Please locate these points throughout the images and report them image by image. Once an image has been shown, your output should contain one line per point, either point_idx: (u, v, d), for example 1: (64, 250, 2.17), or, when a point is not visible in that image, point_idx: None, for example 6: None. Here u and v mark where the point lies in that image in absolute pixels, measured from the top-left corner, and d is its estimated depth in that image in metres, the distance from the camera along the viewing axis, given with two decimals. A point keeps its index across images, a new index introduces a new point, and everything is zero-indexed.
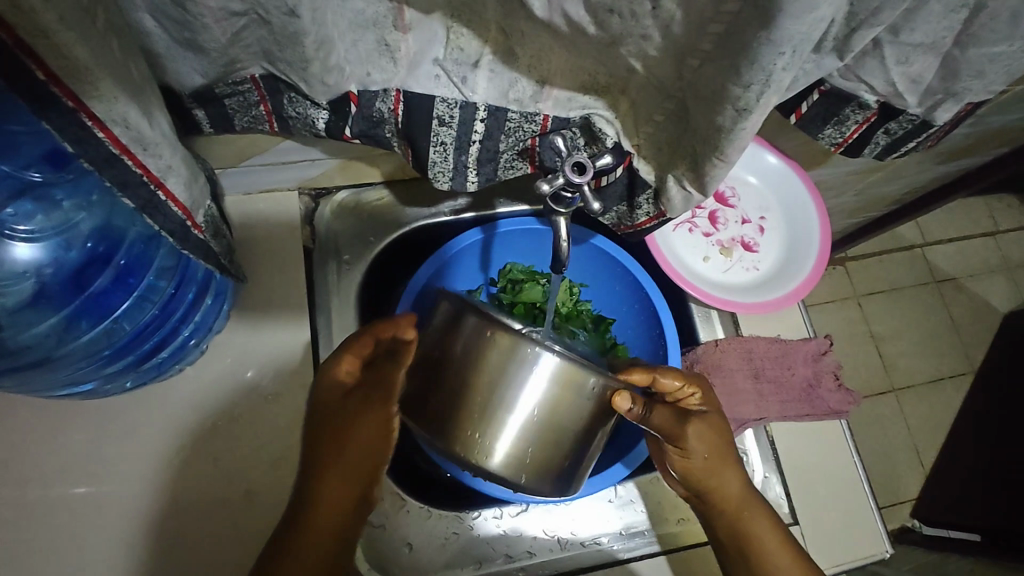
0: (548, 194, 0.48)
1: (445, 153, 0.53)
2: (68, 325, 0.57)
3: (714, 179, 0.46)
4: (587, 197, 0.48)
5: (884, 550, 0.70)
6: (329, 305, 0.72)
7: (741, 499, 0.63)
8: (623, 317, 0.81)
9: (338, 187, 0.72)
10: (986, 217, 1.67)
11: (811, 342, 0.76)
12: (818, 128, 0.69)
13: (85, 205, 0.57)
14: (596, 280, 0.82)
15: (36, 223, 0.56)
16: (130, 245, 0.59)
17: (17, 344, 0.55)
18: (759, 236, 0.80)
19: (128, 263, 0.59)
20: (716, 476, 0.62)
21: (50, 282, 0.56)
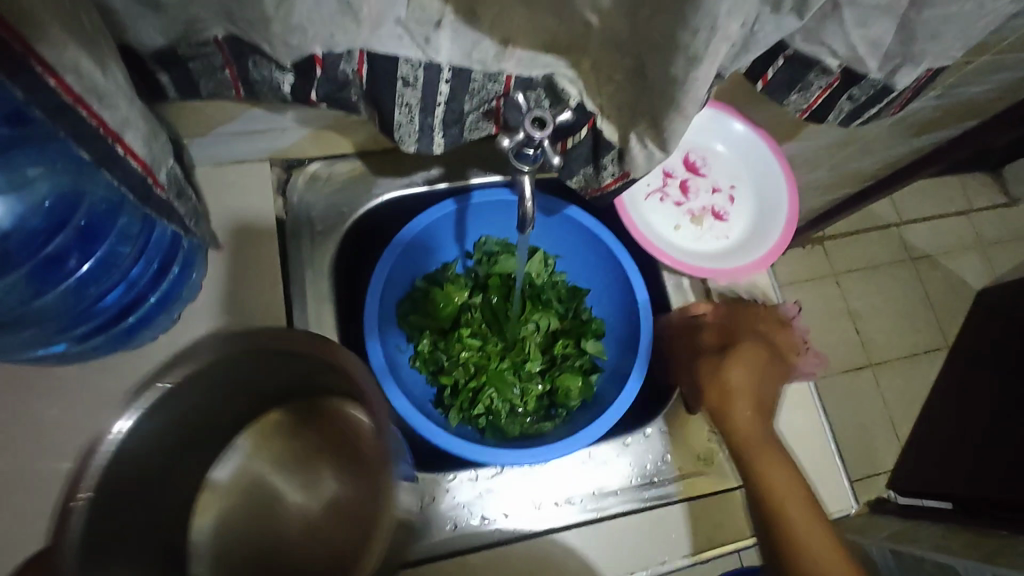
0: (512, 150, 0.50)
1: (411, 114, 0.53)
2: (33, 281, 0.57)
3: (672, 136, 0.47)
4: (549, 152, 0.49)
5: (848, 506, 0.72)
6: (302, 274, 0.71)
7: (755, 432, 0.65)
8: (598, 288, 0.83)
9: (310, 159, 0.73)
10: (961, 198, 1.70)
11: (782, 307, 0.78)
12: (783, 95, 0.71)
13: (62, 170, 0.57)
14: (572, 251, 0.83)
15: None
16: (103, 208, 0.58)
17: None
18: (729, 205, 0.81)
19: (88, 224, 0.58)
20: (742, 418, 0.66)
21: (13, 242, 0.57)
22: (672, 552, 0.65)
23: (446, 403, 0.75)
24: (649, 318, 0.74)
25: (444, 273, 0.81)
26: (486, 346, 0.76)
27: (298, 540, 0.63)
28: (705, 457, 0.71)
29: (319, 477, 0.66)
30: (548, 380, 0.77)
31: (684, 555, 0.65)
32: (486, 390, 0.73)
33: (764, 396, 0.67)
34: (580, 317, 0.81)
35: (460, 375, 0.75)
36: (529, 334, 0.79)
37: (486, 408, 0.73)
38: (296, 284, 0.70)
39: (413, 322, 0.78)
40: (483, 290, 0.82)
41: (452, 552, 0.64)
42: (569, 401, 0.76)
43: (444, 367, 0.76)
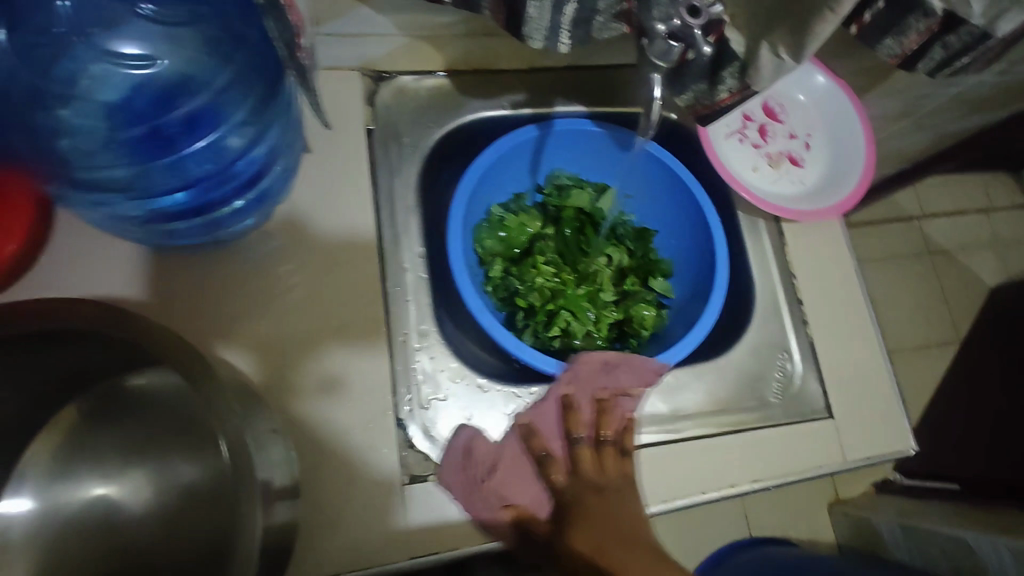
0: (659, 36, 0.47)
1: (543, 9, 0.51)
2: (139, 149, 0.55)
3: (815, 40, 0.48)
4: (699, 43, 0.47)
5: (909, 448, 0.72)
6: (388, 185, 0.70)
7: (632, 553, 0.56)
8: (666, 229, 0.83)
9: (401, 73, 0.73)
10: (982, 195, 1.75)
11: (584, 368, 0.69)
12: (877, 40, 0.72)
13: (225, 44, 0.57)
14: (645, 190, 0.82)
15: (153, 44, 0.57)
16: (241, 87, 0.57)
17: (87, 152, 0.54)
18: (805, 152, 0.81)
19: (205, 107, 0.57)
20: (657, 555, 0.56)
21: (134, 102, 0.56)
22: (743, 476, 0.68)
23: (520, 324, 0.76)
24: (724, 252, 0.75)
25: (516, 202, 0.81)
26: (561, 276, 0.78)
27: (148, 534, 0.57)
28: (775, 390, 0.73)
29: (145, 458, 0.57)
30: (620, 310, 0.78)
31: (753, 480, 0.68)
32: (561, 312, 0.75)
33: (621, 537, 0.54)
34: (650, 256, 0.82)
35: (536, 298, 0.76)
36: (600, 266, 0.80)
37: (561, 331, 0.74)
38: (382, 194, 0.70)
39: (487, 246, 0.78)
40: (554, 223, 0.82)
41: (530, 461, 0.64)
42: (641, 331, 0.77)
43: (518, 290, 0.77)
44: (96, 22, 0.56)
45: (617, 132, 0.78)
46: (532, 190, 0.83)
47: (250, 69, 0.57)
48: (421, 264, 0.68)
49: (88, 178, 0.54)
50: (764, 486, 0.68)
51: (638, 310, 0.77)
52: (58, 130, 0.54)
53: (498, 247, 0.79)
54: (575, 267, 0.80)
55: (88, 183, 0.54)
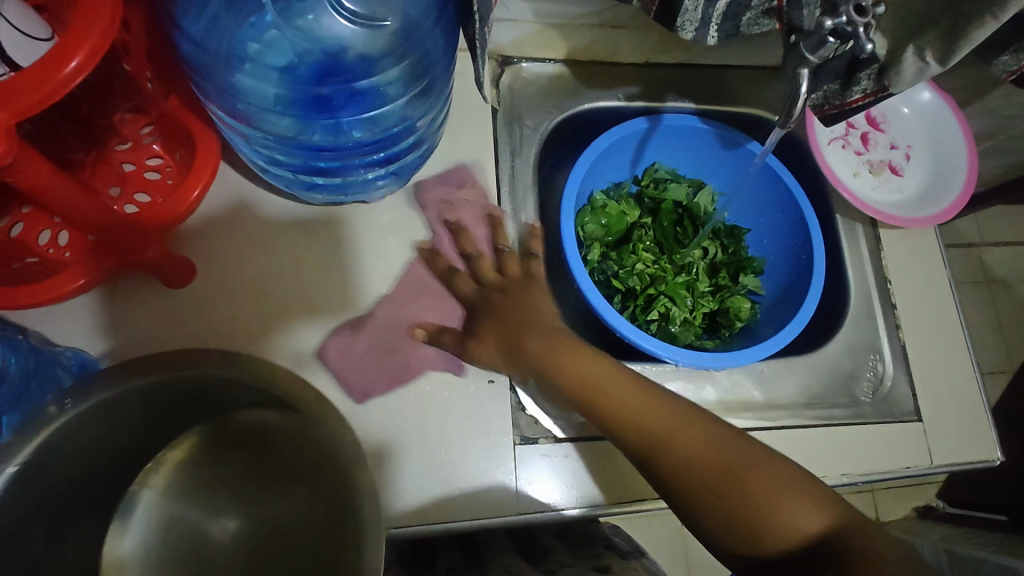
0: (825, 29, 0.49)
1: (699, 1, 0.54)
2: (299, 100, 0.58)
3: (967, 45, 0.50)
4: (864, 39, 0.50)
5: (995, 458, 0.73)
6: (509, 163, 0.74)
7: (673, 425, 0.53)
8: (761, 228, 0.85)
9: (524, 58, 0.77)
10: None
11: (438, 185, 0.69)
12: (994, 55, 0.73)
13: (418, 32, 0.59)
14: (742, 189, 0.85)
15: (361, 7, 0.59)
16: (415, 74, 0.61)
17: (257, 92, 0.57)
18: (905, 162, 0.83)
19: (373, 85, 0.60)
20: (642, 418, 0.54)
21: (314, 53, 0.58)
22: (833, 469, 0.69)
23: (620, 303, 0.82)
24: (822, 253, 0.76)
25: (617, 192, 0.85)
26: (659, 264, 0.82)
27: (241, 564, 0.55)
28: (865, 390, 0.74)
29: (252, 493, 0.57)
30: (714, 300, 0.83)
31: (842, 474, 0.69)
32: (660, 297, 0.79)
33: (579, 362, 0.58)
34: (741, 253, 0.85)
35: (636, 282, 0.80)
36: (694, 258, 0.84)
37: (659, 314, 0.78)
38: (504, 169, 0.73)
39: (589, 231, 0.81)
40: (651, 215, 0.86)
41: None
42: (736, 322, 0.81)
43: (616, 274, 0.81)
44: None
45: (732, 133, 0.80)
46: (631, 181, 0.86)
47: (432, 61, 0.60)
48: (535, 241, 0.72)
49: (257, 123, 0.59)
50: (851, 481, 0.69)
51: (735, 301, 0.80)
52: (243, 75, 0.56)
53: (598, 232, 0.81)
54: (672, 257, 0.84)
55: (255, 127, 0.59)
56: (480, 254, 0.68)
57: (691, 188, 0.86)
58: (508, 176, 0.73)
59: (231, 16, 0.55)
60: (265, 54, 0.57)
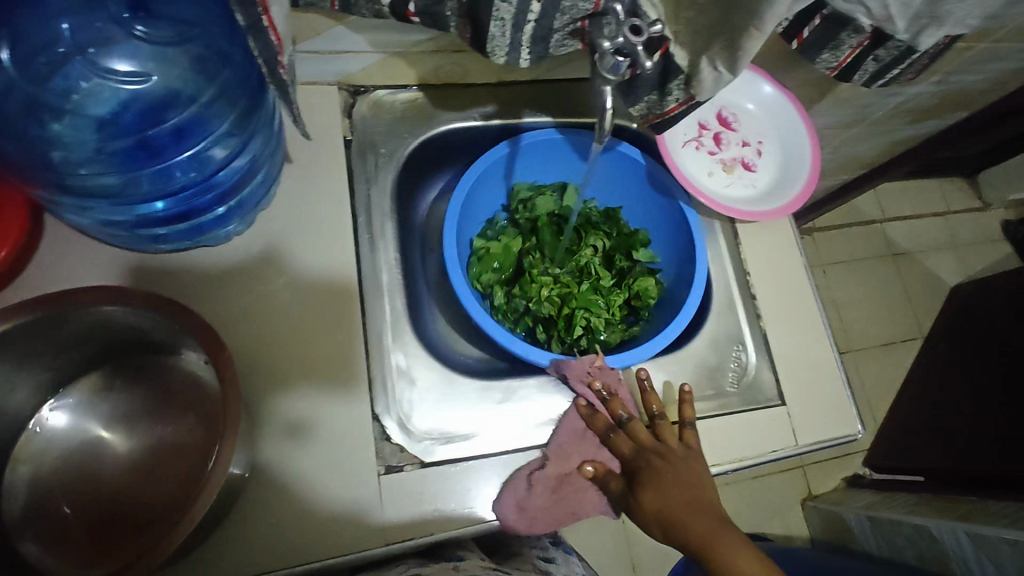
0: (605, 52, 0.52)
1: (504, 28, 0.56)
2: (121, 156, 0.60)
3: (746, 54, 0.53)
4: (641, 58, 0.51)
5: (857, 432, 0.77)
6: (365, 191, 0.74)
7: (715, 535, 0.58)
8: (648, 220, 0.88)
9: (376, 86, 0.78)
10: (915, 201, 2.14)
11: (576, 362, 0.71)
12: (815, 54, 0.78)
13: (210, 62, 0.61)
14: (606, 183, 0.87)
15: (138, 64, 0.61)
16: (227, 99, 0.62)
17: (72, 160, 0.58)
18: (757, 158, 0.87)
19: (189, 122, 0.61)
20: (722, 546, 0.57)
21: (125, 112, 0.61)
22: None
23: (541, 336, 0.83)
24: (700, 236, 0.79)
25: (492, 229, 0.87)
26: (559, 276, 0.85)
27: (121, 478, 0.63)
28: (731, 380, 0.78)
29: (155, 423, 0.66)
30: (623, 290, 0.85)
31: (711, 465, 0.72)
32: (576, 313, 0.81)
33: (702, 496, 0.61)
34: (625, 232, 0.88)
35: (548, 308, 0.82)
36: (589, 258, 0.86)
37: (583, 329, 0.80)
38: (360, 199, 0.74)
39: (484, 280, 0.84)
40: (531, 234, 0.87)
41: (506, 449, 0.68)
42: (649, 302, 0.84)
43: (526, 307, 0.83)
44: (91, 36, 0.60)
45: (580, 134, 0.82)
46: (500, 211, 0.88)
47: (234, 87, 0.62)
48: (396, 269, 0.72)
49: (80, 185, 0.58)
50: (722, 470, 0.73)
51: (641, 282, 0.83)
52: (53, 148, 0.58)
53: (495, 278, 0.85)
54: (569, 265, 0.86)
55: (80, 193, 0.59)
56: (632, 416, 0.68)
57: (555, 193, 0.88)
58: (363, 206, 0.73)
59: (17, 105, 0.57)
60: (70, 128, 0.59)
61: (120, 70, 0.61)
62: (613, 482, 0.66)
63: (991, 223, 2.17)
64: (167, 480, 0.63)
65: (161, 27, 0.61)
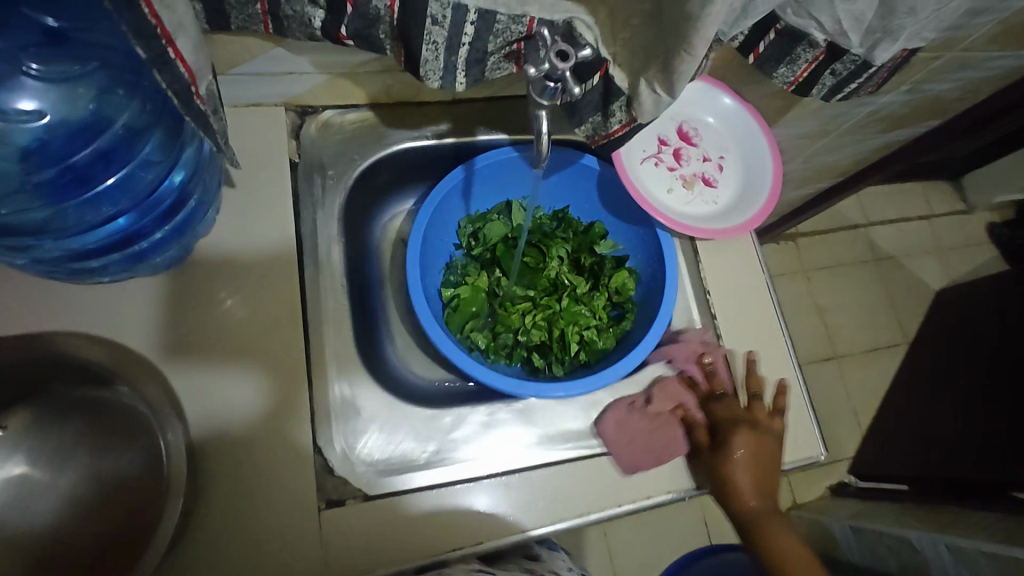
0: (534, 79, 0.50)
1: (437, 51, 0.55)
2: (45, 191, 0.57)
3: (682, 77, 0.51)
4: (570, 84, 0.50)
5: (819, 453, 0.77)
6: (312, 215, 0.74)
7: (769, 514, 0.70)
8: (615, 225, 0.88)
9: (324, 107, 0.76)
10: (900, 204, 2.13)
11: (688, 340, 0.77)
12: (772, 68, 0.77)
13: (126, 84, 0.58)
14: (551, 190, 0.87)
15: (42, 99, 0.57)
16: (151, 118, 0.59)
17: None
18: (718, 173, 0.86)
19: (113, 145, 0.59)
20: (771, 526, 0.69)
21: (43, 146, 0.58)
22: (657, 488, 0.71)
23: (541, 365, 0.81)
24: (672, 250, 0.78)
25: (455, 273, 0.85)
26: (539, 297, 0.83)
27: (60, 511, 0.62)
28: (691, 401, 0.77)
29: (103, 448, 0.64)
30: (601, 291, 0.83)
31: (667, 491, 0.71)
32: (568, 330, 0.80)
33: (770, 476, 0.71)
34: (581, 229, 0.87)
35: (538, 335, 0.80)
36: (558, 269, 0.84)
37: (580, 343, 0.80)
38: (306, 224, 0.73)
39: (455, 325, 0.81)
40: (493, 263, 0.86)
41: (461, 478, 0.67)
42: (628, 296, 0.82)
43: (517, 340, 0.81)
44: None
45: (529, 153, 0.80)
46: (455, 252, 0.87)
47: (157, 108, 0.59)
48: (343, 294, 0.73)
49: (3, 223, 0.56)
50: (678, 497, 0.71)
51: (617, 279, 0.82)
52: None
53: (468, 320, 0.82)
54: (540, 282, 0.83)
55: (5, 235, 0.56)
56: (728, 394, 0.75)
57: (503, 216, 0.86)
58: (311, 231, 0.73)
59: None
60: None
61: (26, 107, 0.57)
62: (697, 436, 0.72)
63: (976, 226, 2.15)
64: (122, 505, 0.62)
65: (64, 56, 0.57)
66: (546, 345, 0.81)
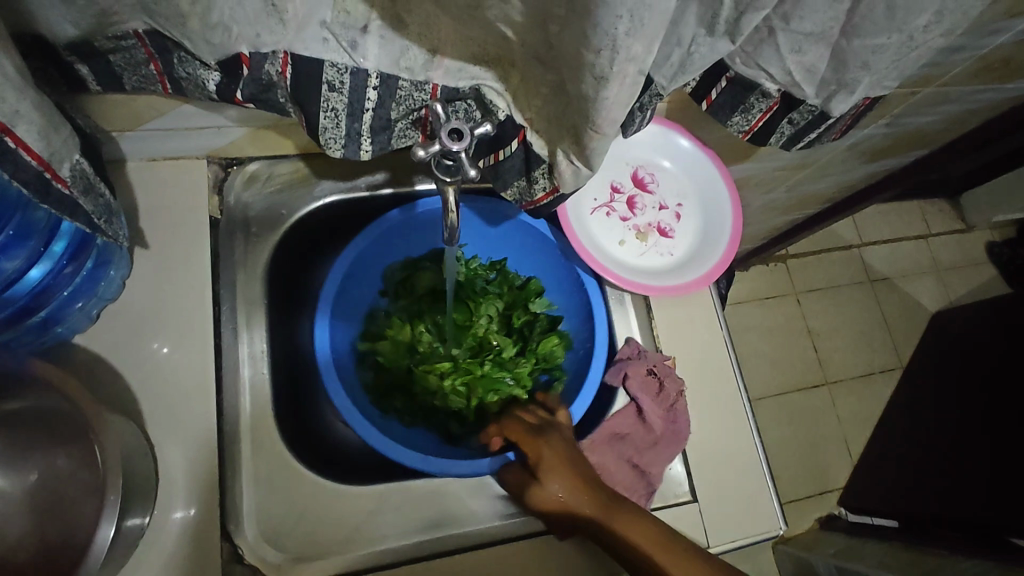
0: (427, 160, 0.46)
1: (337, 119, 0.52)
2: None
3: (595, 152, 0.46)
4: (466, 164, 0.46)
5: (778, 527, 0.71)
6: (234, 277, 0.71)
7: (602, 509, 0.60)
8: (551, 284, 0.85)
9: (249, 158, 0.71)
10: (897, 223, 2.06)
11: (638, 359, 0.75)
12: (726, 116, 0.72)
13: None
14: (480, 235, 0.84)
15: None
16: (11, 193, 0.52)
17: None
18: (675, 222, 0.81)
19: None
20: (612, 522, 0.58)
21: None
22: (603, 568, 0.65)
23: (458, 433, 0.79)
24: (601, 317, 0.76)
25: (377, 324, 0.83)
26: (456, 360, 0.80)
27: None
28: None
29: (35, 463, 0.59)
30: (529, 357, 0.80)
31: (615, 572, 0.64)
32: (484, 397, 0.78)
33: (587, 472, 0.63)
34: (515, 286, 0.85)
35: (457, 401, 0.78)
36: (485, 328, 0.83)
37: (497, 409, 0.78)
38: (229, 283, 0.70)
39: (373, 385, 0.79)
40: (418, 316, 0.83)
41: (387, 560, 0.65)
42: (557, 364, 0.80)
43: (434, 404, 0.79)
44: None
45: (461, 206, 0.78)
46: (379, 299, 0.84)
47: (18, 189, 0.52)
48: (263, 361, 0.71)
49: None
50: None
51: (546, 345, 0.79)
52: None
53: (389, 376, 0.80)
54: (467, 343, 0.82)
55: None
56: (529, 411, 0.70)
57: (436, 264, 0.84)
58: (237, 291, 0.71)
59: None
60: None
61: None
62: (528, 454, 0.65)
63: (975, 245, 2.08)
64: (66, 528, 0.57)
65: None
66: (464, 409, 0.79)
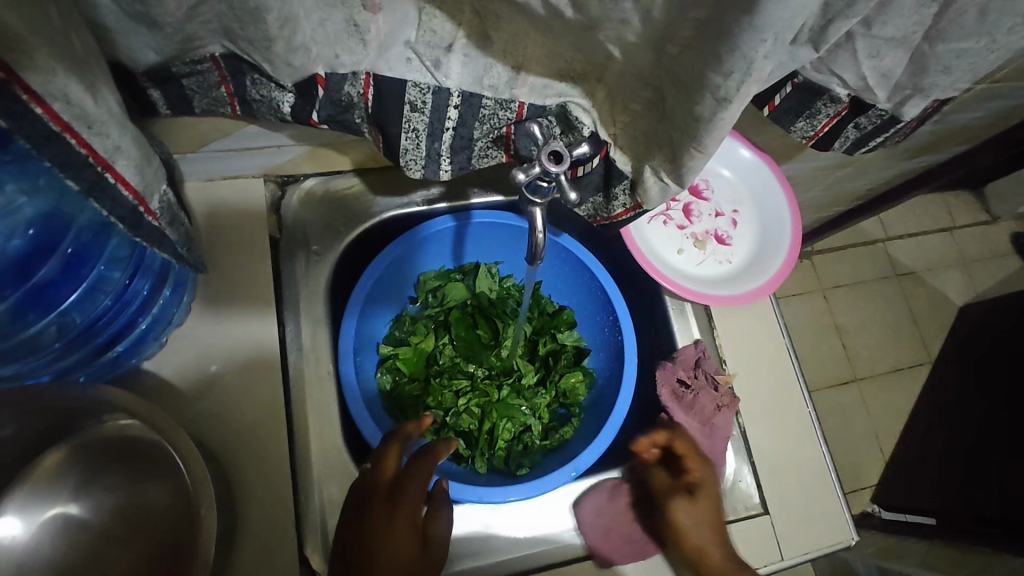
0: (524, 181, 0.48)
1: (417, 140, 0.51)
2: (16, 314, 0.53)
3: (690, 171, 0.45)
4: (563, 186, 0.48)
5: (850, 538, 0.71)
6: (296, 297, 0.70)
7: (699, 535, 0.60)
8: (583, 317, 0.83)
9: (306, 174, 0.70)
10: (924, 216, 2.03)
11: (686, 356, 0.74)
12: (790, 122, 0.70)
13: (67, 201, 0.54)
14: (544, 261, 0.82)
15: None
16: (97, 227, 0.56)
17: None
18: (732, 229, 0.80)
19: (76, 252, 0.55)
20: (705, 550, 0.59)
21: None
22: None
23: (466, 454, 0.75)
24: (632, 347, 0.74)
25: (402, 328, 0.79)
26: (477, 379, 0.78)
27: None
28: None
29: (113, 488, 0.59)
30: (549, 389, 0.79)
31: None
32: (498, 424, 0.75)
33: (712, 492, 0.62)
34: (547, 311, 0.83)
35: (468, 421, 0.75)
36: (511, 351, 0.80)
37: (508, 440, 0.75)
38: (290, 303, 0.69)
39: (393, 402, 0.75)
40: (445, 327, 0.80)
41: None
42: (576, 401, 0.79)
43: (445, 421, 0.75)
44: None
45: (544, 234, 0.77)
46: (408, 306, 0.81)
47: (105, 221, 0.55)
48: (329, 381, 0.70)
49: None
50: None
51: (568, 381, 0.78)
52: None
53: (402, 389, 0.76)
54: (489, 362, 0.79)
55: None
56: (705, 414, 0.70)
57: (467, 279, 0.82)
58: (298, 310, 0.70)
59: None
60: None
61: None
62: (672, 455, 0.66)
63: (1001, 237, 2.05)
64: (150, 553, 0.57)
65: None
66: (474, 433, 0.75)
